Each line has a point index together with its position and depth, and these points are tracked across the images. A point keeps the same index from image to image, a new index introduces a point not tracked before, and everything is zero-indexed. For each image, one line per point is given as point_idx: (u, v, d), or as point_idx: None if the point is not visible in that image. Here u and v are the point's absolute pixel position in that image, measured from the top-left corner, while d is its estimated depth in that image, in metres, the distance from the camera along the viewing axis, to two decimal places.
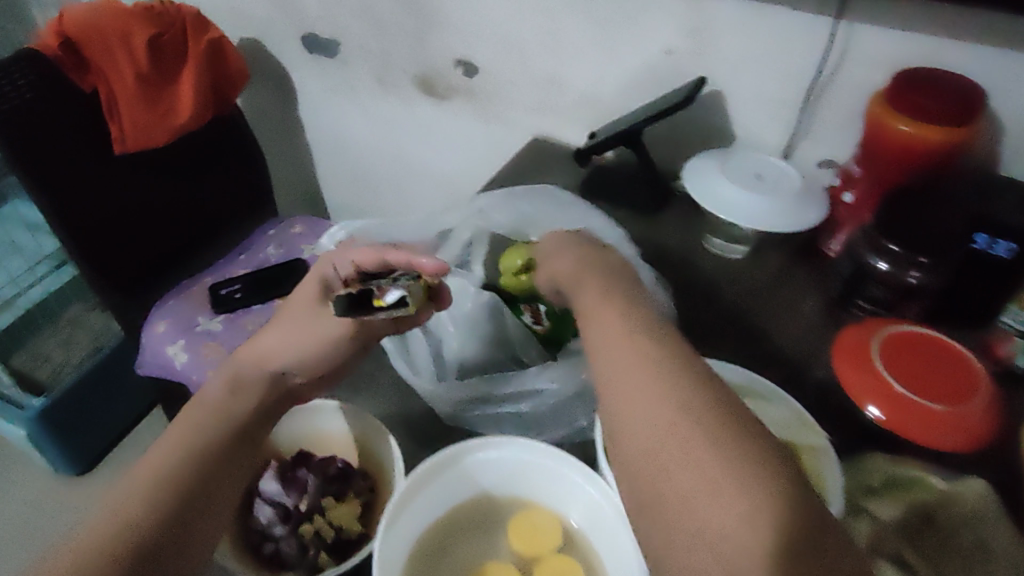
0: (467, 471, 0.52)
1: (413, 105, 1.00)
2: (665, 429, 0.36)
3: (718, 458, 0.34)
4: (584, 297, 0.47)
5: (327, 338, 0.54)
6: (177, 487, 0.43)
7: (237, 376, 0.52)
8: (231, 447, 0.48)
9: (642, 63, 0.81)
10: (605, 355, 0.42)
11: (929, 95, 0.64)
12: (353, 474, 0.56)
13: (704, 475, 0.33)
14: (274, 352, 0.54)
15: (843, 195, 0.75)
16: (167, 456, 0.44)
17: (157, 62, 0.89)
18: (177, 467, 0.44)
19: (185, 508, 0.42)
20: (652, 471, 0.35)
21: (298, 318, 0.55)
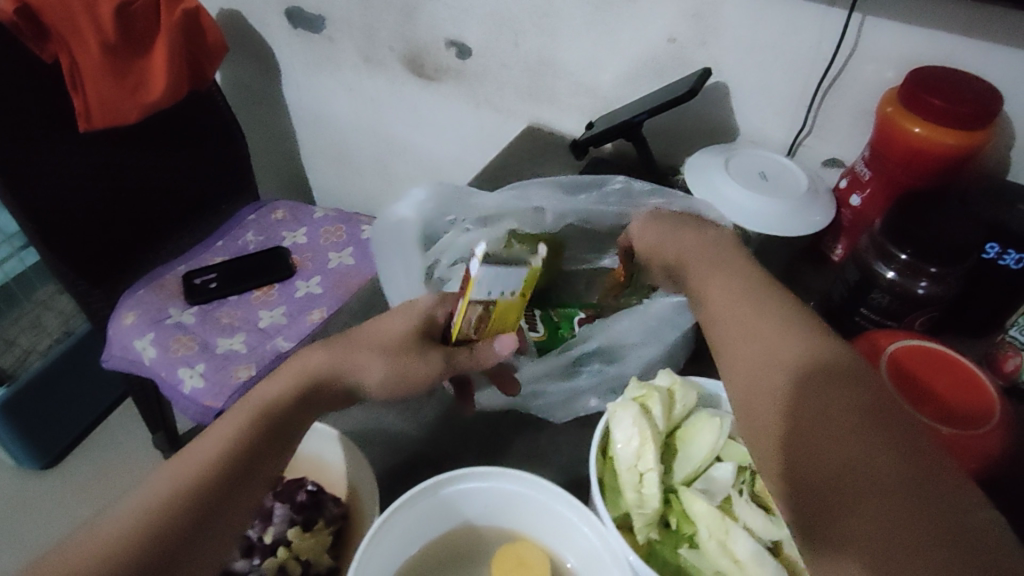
0: (447, 504, 0.46)
1: (402, 85, 0.96)
2: (789, 438, 0.37)
3: (837, 468, 0.34)
4: (706, 290, 0.49)
5: (412, 365, 0.49)
6: (217, 481, 0.41)
7: (305, 388, 0.46)
8: (263, 448, 0.44)
9: (642, 50, 0.77)
10: (734, 360, 0.43)
11: (943, 94, 0.60)
12: (325, 500, 0.52)
13: (828, 482, 0.34)
14: (355, 372, 0.48)
15: (850, 198, 0.71)
16: (218, 445, 0.42)
17: (126, 31, 0.86)
18: (221, 464, 0.42)
19: (204, 512, 0.40)
20: (782, 478, 0.37)
21: (373, 342, 0.49)
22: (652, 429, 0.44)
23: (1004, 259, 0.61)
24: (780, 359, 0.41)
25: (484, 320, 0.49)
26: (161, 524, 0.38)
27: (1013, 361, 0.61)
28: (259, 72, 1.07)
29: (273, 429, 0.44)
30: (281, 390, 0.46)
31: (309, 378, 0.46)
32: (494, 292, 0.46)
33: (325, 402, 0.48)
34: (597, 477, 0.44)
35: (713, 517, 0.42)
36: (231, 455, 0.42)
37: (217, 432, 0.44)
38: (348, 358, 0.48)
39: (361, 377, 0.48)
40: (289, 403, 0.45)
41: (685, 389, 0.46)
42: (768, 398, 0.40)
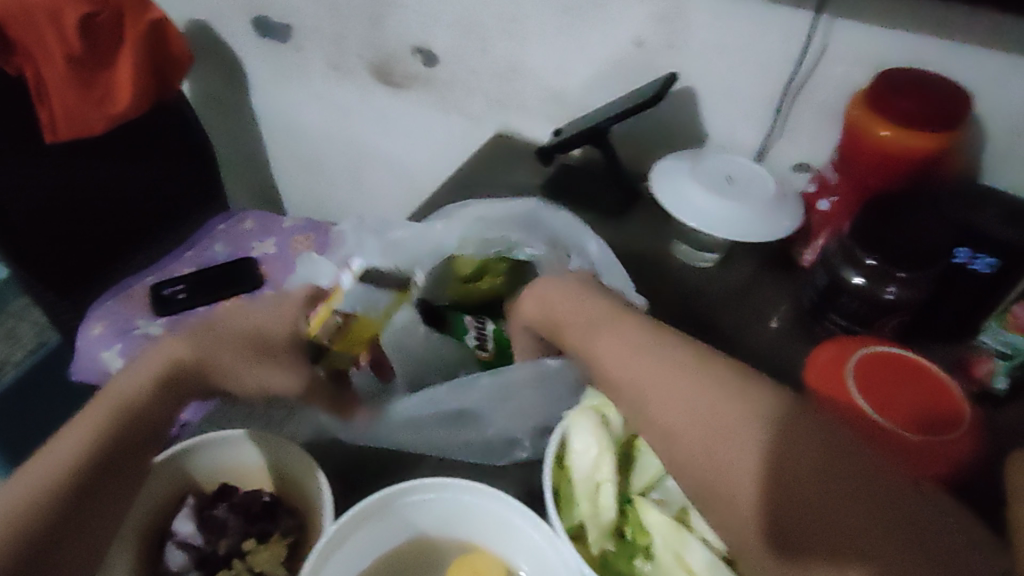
0: (403, 515, 0.45)
1: (371, 93, 0.95)
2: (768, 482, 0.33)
3: (825, 511, 0.31)
4: (622, 343, 0.42)
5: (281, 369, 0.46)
6: (78, 482, 0.38)
7: (175, 375, 0.43)
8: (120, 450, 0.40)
9: (609, 55, 0.76)
10: (679, 406, 0.37)
11: (910, 97, 0.59)
12: (280, 512, 0.50)
13: (825, 524, 0.31)
14: (230, 373, 0.45)
15: (819, 203, 0.70)
16: (80, 441, 0.40)
17: (91, 42, 0.85)
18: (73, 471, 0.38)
19: (66, 515, 0.38)
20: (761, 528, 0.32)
21: (234, 342, 0.46)
22: (610, 437, 0.43)
23: (974, 263, 0.60)
24: (728, 407, 0.36)
25: (343, 331, 0.52)
26: (17, 530, 0.36)
27: (985, 366, 0.60)
28: (229, 81, 1.06)
29: (141, 420, 0.42)
30: (142, 384, 0.42)
31: (173, 368, 0.43)
32: (358, 306, 0.53)
33: (193, 390, 0.45)
34: (553, 488, 0.43)
35: (669, 528, 0.40)
36: (94, 453, 0.39)
37: (76, 425, 0.40)
38: (206, 354, 0.44)
39: (224, 378, 0.45)
40: (147, 396, 0.42)
41: None
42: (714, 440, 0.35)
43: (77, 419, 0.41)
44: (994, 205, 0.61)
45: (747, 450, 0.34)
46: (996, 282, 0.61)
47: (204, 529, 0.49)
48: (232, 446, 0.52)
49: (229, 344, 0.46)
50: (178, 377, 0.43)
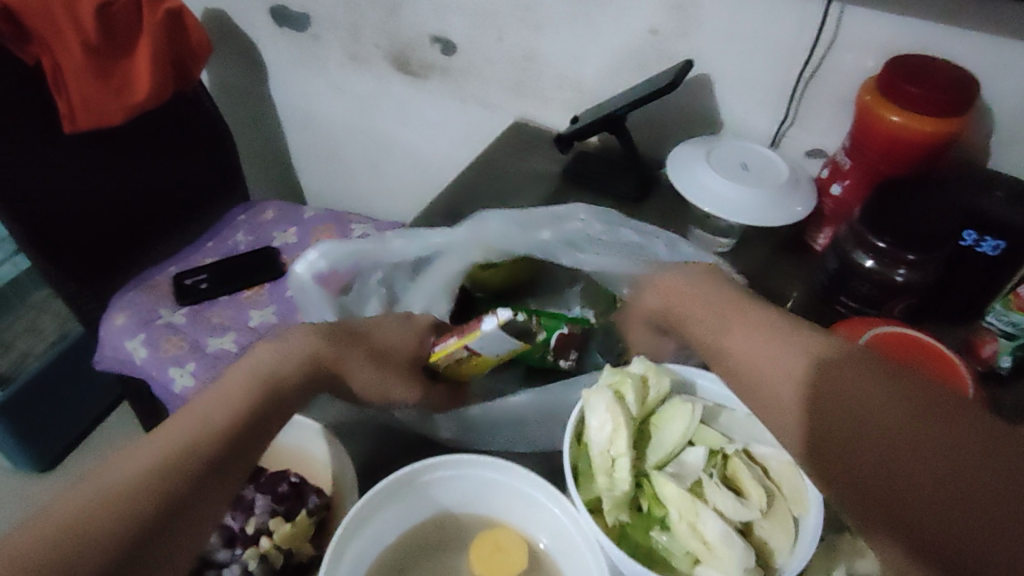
0: (425, 491, 0.47)
1: (387, 82, 0.97)
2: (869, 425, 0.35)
3: (918, 453, 0.33)
4: (731, 323, 0.44)
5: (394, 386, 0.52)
6: (214, 453, 0.40)
7: (311, 370, 0.48)
8: (250, 430, 0.43)
9: (625, 42, 0.77)
10: (783, 364, 0.40)
11: (920, 82, 0.60)
12: (307, 490, 0.52)
13: (914, 463, 0.33)
14: (358, 382, 0.51)
15: (830, 187, 0.71)
16: (209, 418, 0.42)
17: (107, 32, 0.86)
18: (207, 442, 0.41)
19: (199, 484, 0.39)
20: (847, 460, 0.35)
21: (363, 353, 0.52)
22: (625, 414, 0.44)
23: (981, 245, 0.62)
24: (830, 362, 0.39)
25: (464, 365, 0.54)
26: (161, 487, 0.38)
27: (990, 346, 0.61)
28: (247, 71, 1.07)
29: (275, 404, 0.45)
30: (287, 369, 0.47)
31: (310, 362, 0.48)
32: (489, 350, 0.52)
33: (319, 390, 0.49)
34: (571, 463, 0.44)
35: (683, 499, 0.42)
36: (233, 433, 0.42)
37: (216, 399, 0.43)
38: (339, 357, 0.50)
39: (347, 379, 0.51)
40: (294, 386, 0.47)
41: (660, 376, 0.47)
42: (834, 422, 0.37)
43: (209, 397, 0.44)
44: (1004, 189, 0.62)
45: (850, 396, 0.37)
46: (1002, 264, 0.62)
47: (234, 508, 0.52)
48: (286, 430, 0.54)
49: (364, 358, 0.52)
50: (309, 370, 0.48)
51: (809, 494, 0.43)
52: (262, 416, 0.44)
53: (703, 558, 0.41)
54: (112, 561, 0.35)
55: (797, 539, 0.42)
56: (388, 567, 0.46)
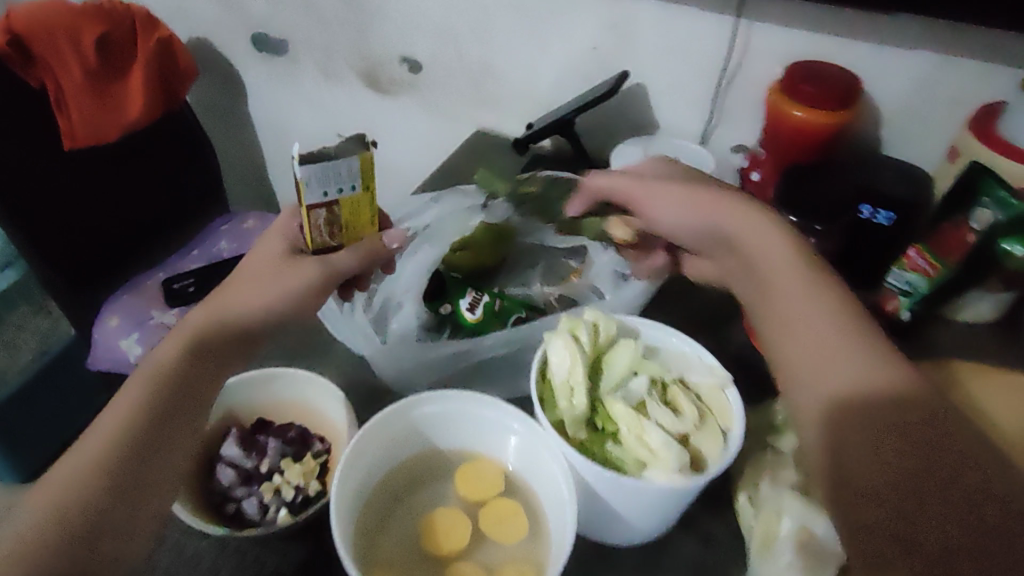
0: (413, 426, 0.55)
1: (360, 97, 1.06)
2: (871, 435, 0.44)
3: (904, 462, 0.42)
4: (797, 324, 0.52)
5: (294, 288, 0.57)
6: (126, 451, 0.46)
7: (197, 333, 0.54)
8: (160, 416, 0.49)
9: (571, 57, 0.88)
10: (822, 375, 0.48)
11: (813, 82, 0.72)
12: (311, 436, 0.59)
13: (899, 471, 0.42)
14: (251, 307, 0.56)
15: (751, 174, 0.82)
16: (114, 426, 0.47)
17: (106, 59, 0.94)
18: (118, 448, 0.46)
19: (123, 481, 0.45)
20: (851, 460, 0.44)
21: (260, 275, 0.57)
22: (580, 350, 0.53)
23: (877, 217, 0.71)
24: (854, 375, 0.47)
25: (337, 220, 0.56)
26: (83, 495, 0.44)
27: (892, 302, 0.72)
28: (227, 93, 1.15)
29: (174, 386, 0.50)
30: (170, 353, 0.52)
31: (197, 332, 0.54)
32: (330, 191, 0.52)
33: (220, 346, 0.54)
34: (538, 395, 0.53)
35: (630, 416, 0.51)
36: (134, 427, 0.47)
37: (120, 403, 0.49)
38: (222, 305, 0.56)
39: (238, 315, 0.56)
40: (181, 355, 0.52)
41: (607, 322, 0.56)
42: (851, 427, 0.45)
43: (115, 401, 0.50)
44: (890, 170, 0.75)
45: (862, 406, 0.46)
46: (897, 233, 0.71)
47: (247, 450, 0.57)
48: (289, 383, 0.61)
49: (251, 286, 0.57)
50: (197, 355, 0.53)
51: (732, 407, 0.53)
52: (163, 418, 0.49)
53: (649, 462, 0.49)
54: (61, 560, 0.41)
55: (726, 446, 0.50)
56: (387, 494, 0.54)
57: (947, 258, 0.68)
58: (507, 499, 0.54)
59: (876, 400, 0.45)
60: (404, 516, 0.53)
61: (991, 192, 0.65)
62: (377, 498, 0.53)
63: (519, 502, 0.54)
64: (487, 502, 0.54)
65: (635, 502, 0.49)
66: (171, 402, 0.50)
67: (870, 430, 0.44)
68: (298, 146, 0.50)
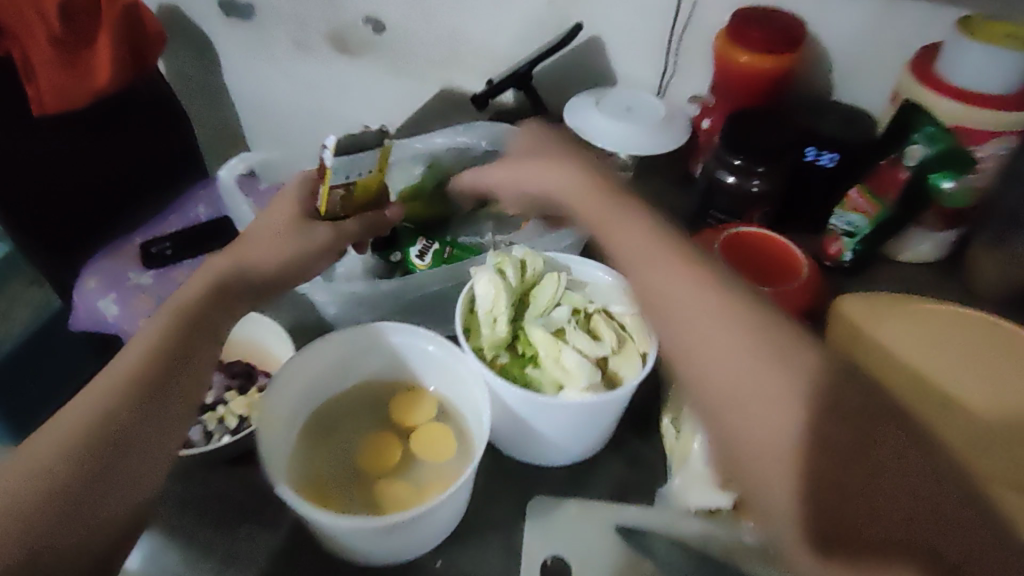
0: (347, 359, 0.57)
1: (328, 61, 1.07)
2: (851, 487, 0.35)
3: (900, 521, 0.35)
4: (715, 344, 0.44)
5: (303, 250, 0.62)
6: (145, 377, 0.50)
7: (218, 279, 0.58)
8: (180, 342, 0.53)
9: (529, 13, 0.89)
10: (756, 419, 0.40)
11: (760, 28, 0.72)
12: (257, 372, 0.62)
13: (891, 523, 0.35)
14: (261, 260, 0.60)
15: (702, 123, 0.82)
16: (135, 355, 0.51)
17: (70, 24, 0.94)
18: (138, 375, 0.50)
19: (139, 407, 0.48)
20: (844, 525, 0.35)
21: (268, 236, 0.62)
22: (504, 282, 0.55)
23: (820, 159, 0.74)
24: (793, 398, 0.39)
25: (350, 198, 0.64)
26: (105, 415, 0.47)
27: (836, 245, 0.74)
28: (201, 61, 1.17)
29: (192, 323, 0.54)
30: (197, 291, 0.57)
31: (224, 275, 0.58)
32: (352, 175, 0.61)
33: (245, 293, 0.59)
34: (463, 326, 0.56)
35: (549, 341, 0.53)
36: (154, 358, 0.51)
37: (144, 336, 0.53)
38: (238, 256, 0.60)
39: (252, 266, 0.60)
40: (210, 288, 0.57)
41: (534, 258, 0.58)
42: (837, 488, 0.36)
43: (136, 338, 0.53)
44: (835, 114, 0.76)
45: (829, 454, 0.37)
46: (838, 175, 0.74)
47: None
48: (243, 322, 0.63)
49: (262, 242, 0.61)
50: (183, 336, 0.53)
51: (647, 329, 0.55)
52: (172, 365, 0.51)
53: (565, 383, 0.52)
54: (78, 475, 0.44)
55: (642, 367, 0.53)
56: (321, 425, 0.56)
57: (884, 198, 0.70)
58: (439, 424, 0.56)
59: (838, 436, 0.37)
60: (340, 441, 0.55)
61: (922, 127, 0.66)
62: (316, 426, 0.56)
63: (450, 427, 0.56)
64: (419, 427, 0.56)
65: (551, 419, 0.51)
66: (191, 333, 0.54)
67: (861, 482, 0.36)
68: (333, 137, 0.60)
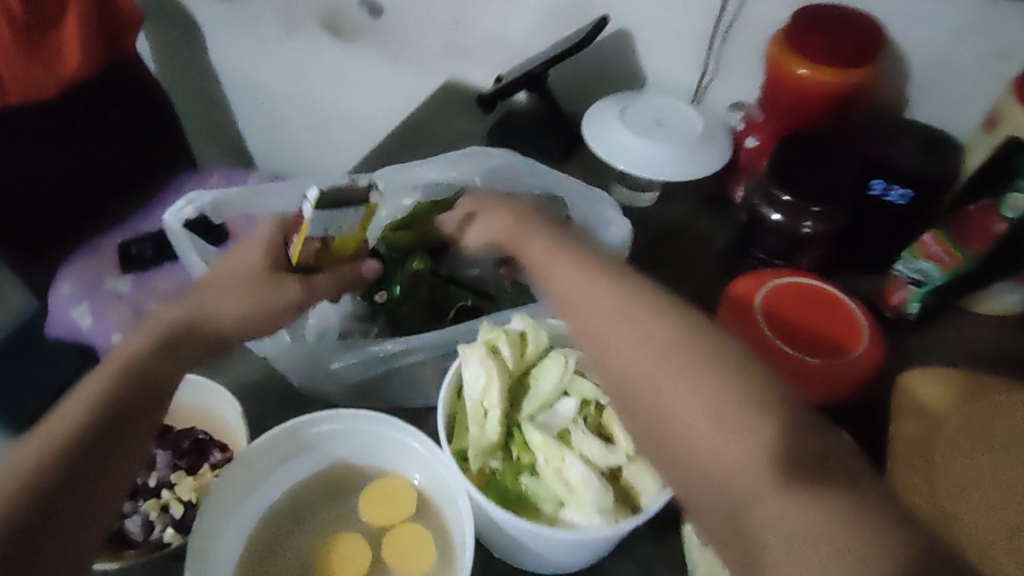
0: (311, 445, 0.49)
1: (322, 46, 0.96)
2: None
3: None
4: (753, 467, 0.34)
5: (273, 308, 0.52)
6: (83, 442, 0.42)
7: (166, 334, 0.48)
8: (127, 400, 0.45)
9: (546, 1, 0.77)
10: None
11: (826, 33, 0.60)
12: (210, 445, 0.52)
13: None
14: (216, 320, 0.51)
15: (746, 140, 0.70)
16: (75, 411, 0.43)
17: (33, 6, 0.85)
18: (72, 435, 0.42)
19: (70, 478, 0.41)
20: None
21: (228, 285, 0.52)
22: (498, 367, 0.46)
23: (888, 195, 0.61)
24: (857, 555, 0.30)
25: (326, 251, 0.53)
26: (31, 483, 0.39)
27: (899, 294, 0.62)
28: (186, 40, 1.06)
29: (139, 380, 0.46)
30: (140, 345, 0.47)
31: (175, 328, 0.49)
32: (331, 229, 0.51)
33: (199, 350, 0.50)
34: (447, 416, 0.46)
35: (551, 447, 0.44)
36: (97, 414, 0.43)
37: (87, 387, 0.45)
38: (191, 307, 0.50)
39: (209, 321, 0.50)
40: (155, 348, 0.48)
41: (538, 333, 0.48)
42: None
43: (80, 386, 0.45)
44: (912, 138, 0.62)
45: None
46: (909, 213, 0.62)
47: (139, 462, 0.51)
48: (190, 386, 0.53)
49: (223, 292, 0.52)
50: (126, 396, 0.45)
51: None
52: (116, 425, 0.44)
53: (567, 502, 0.42)
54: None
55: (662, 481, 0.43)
56: (282, 521, 0.48)
57: (969, 248, 0.58)
58: (416, 527, 0.47)
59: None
60: (300, 543, 0.47)
61: None
62: (274, 522, 0.48)
63: (430, 530, 0.47)
64: (394, 529, 0.47)
65: (549, 546, 0.42)
66: (138, 390, 0.46)
67: None
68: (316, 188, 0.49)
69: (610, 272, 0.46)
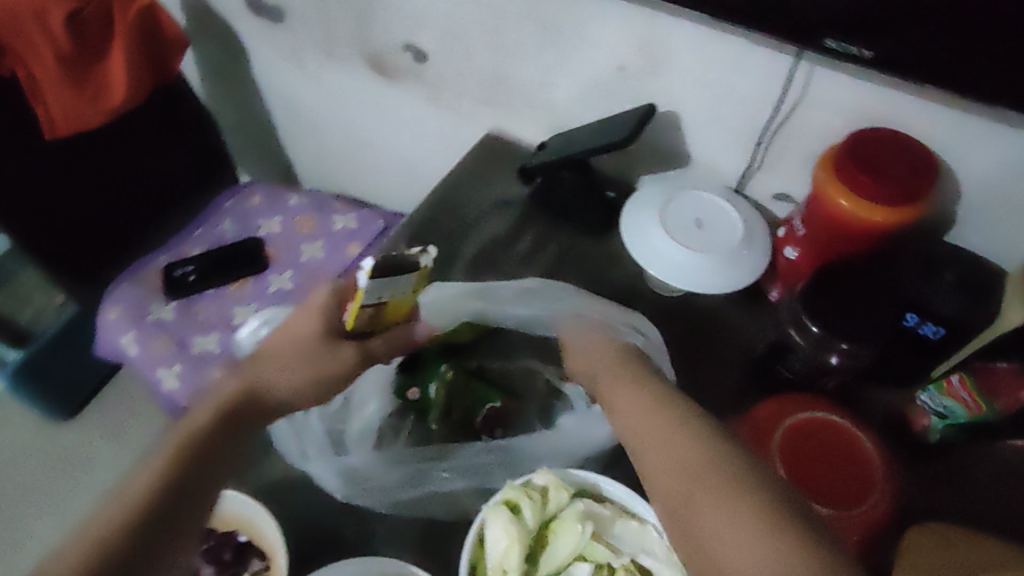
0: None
1: (364, 80, 0.94)
2: None
3: None
4: None
5: (326, 372, 0.56)
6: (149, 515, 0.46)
7: (229, 401, 0.53)
8: (190, 475, 0.48)
9: (595, 75, 0.74)
10: None
11: (871, 168, 0.58)
12: (250, 551, 0.57)
13: None
14: (276, 390, 0.55)
15: (786, 249, 0.69)
16: (147, 481, 0.47)
17: (80, 38, 0.84)
18: (142, 507, 0.46)
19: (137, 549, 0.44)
20: None
21: (294, 354, 0.56)
22: (519, 529, 0.49)
23: (922, 329, 0.60)
24: None
25: (378, 316, 0.55)
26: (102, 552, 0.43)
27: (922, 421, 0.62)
28: (226, 59, 1.04)
29: (200, 459, 0.49)
30: (204, 416, 0.51)
31: (235, 398, 0.53)
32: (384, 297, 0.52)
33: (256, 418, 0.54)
34: (470, 564, 0.49)
35: None
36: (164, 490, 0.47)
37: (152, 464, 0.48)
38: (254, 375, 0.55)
39: (268, 390, 0.55)
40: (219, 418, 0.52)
41: (559, 491, 0.51)
42: None
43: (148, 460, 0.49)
44: (953, 273, 0.61)
45: None
46: (941, 347, 0.61)
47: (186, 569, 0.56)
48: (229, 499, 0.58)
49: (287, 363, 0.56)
50: (195, 465, 0.49)
51: None
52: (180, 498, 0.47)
53: None
54: None
55: None
56: None
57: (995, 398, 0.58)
58: None
59: None
60: None
61: None
62: None
63: None
64: None
65: None
66: (201, 465, 0.49)
67: None
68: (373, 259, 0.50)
69: (662, 402, 0.52)
